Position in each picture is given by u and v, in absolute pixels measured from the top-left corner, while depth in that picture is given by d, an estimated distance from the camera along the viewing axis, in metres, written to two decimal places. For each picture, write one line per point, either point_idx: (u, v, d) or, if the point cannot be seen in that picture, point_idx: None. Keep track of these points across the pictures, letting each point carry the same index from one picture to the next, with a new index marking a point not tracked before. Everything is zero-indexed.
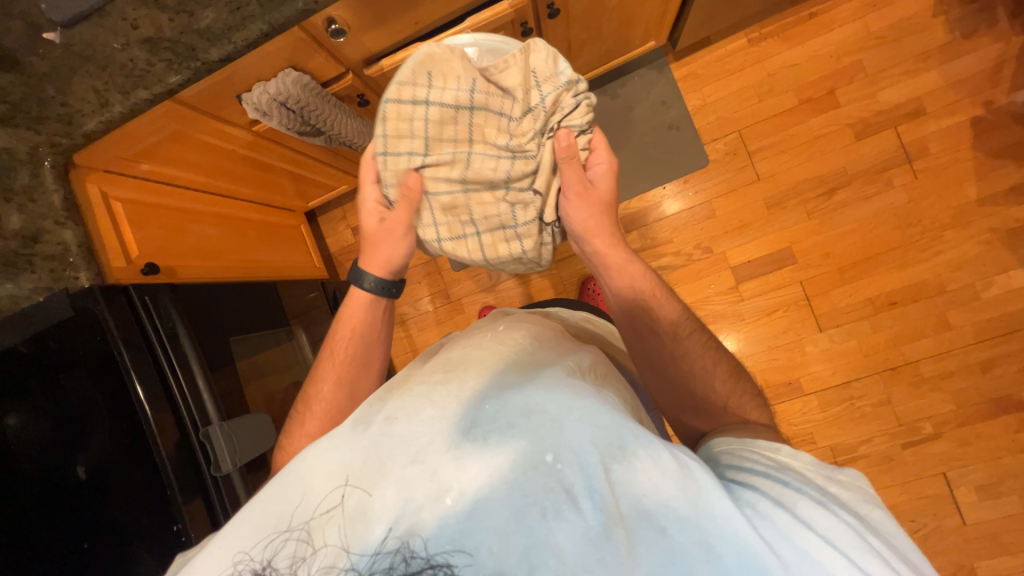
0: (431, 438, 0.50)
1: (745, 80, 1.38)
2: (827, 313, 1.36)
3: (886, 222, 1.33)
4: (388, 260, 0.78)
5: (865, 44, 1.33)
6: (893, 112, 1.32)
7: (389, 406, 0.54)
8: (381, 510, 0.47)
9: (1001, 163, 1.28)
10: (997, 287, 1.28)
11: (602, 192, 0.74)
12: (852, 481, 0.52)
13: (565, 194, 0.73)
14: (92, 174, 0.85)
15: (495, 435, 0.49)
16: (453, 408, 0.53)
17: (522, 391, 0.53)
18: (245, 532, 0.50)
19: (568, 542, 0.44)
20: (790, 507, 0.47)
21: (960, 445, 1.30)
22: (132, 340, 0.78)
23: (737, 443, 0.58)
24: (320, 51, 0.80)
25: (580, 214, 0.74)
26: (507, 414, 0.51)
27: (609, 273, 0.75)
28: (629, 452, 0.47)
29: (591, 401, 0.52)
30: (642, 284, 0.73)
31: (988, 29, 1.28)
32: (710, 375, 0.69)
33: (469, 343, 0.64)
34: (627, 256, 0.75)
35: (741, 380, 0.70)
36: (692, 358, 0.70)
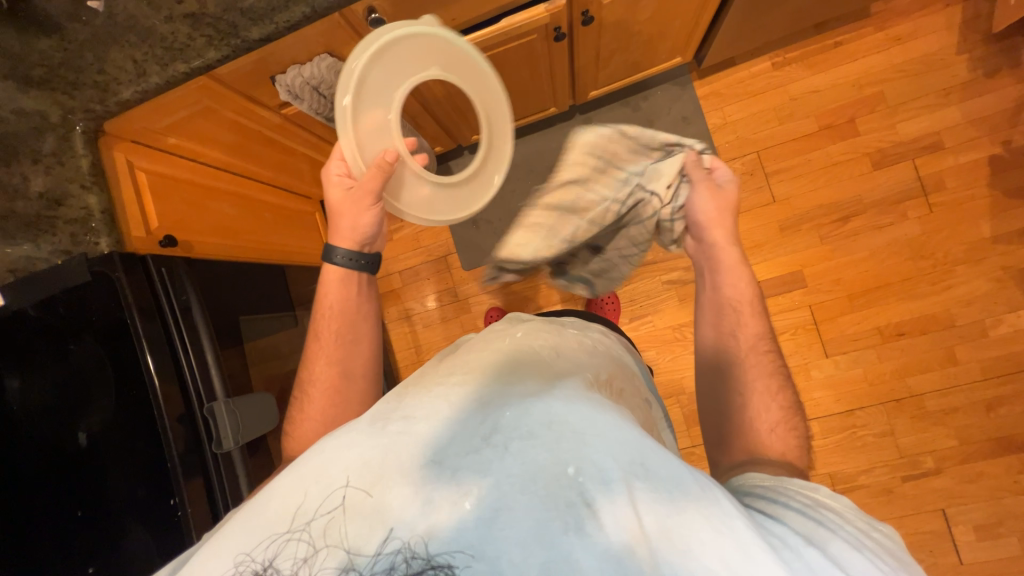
0: (452, 440, 0.50)
1: (766, 103, 1.40)
2: (834, 339, 1.35)
3: (899, 253, 1.33)
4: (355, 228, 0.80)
5: (887, 76, 1.34)
6: (911, 145, 1.33)
7: (407, 406, 0.55)
8: (394, 509, 0.46)
9: (1016, 202, 1.28)
10: (1006, 325, 1.28)
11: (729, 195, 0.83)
12: (884, 534, 0.50)
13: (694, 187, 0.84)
14: (120, 143, 0.86)
15: (516, 442, 0.49)
16: (474, 414, 0.53)
17: (543, 400, 0.53)
18: (246, 530, 0.49)
19: (589, 560, 0.43)
20: (824, 546, 0.46)
21: (961, 482, 1.29)
22: (147, 309, 0.77)
23: (772, 480, 0.56)
24: (356, 39, 0.81)
25: (702, 208, 0.82)
26: (528, 422, 0.50)
27: (720, 268, 0.79)
28: (649, 469, 0.47)
29: (610, 415, 0.52)
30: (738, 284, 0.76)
31: (1010, 70, 1.29)
32: (765, 397, 0.68)
33: (487, 351, 0.64)
34: (739, 258, 0.78)
35: (792, 417, 0.67)
36: (756, 380, 0.69)
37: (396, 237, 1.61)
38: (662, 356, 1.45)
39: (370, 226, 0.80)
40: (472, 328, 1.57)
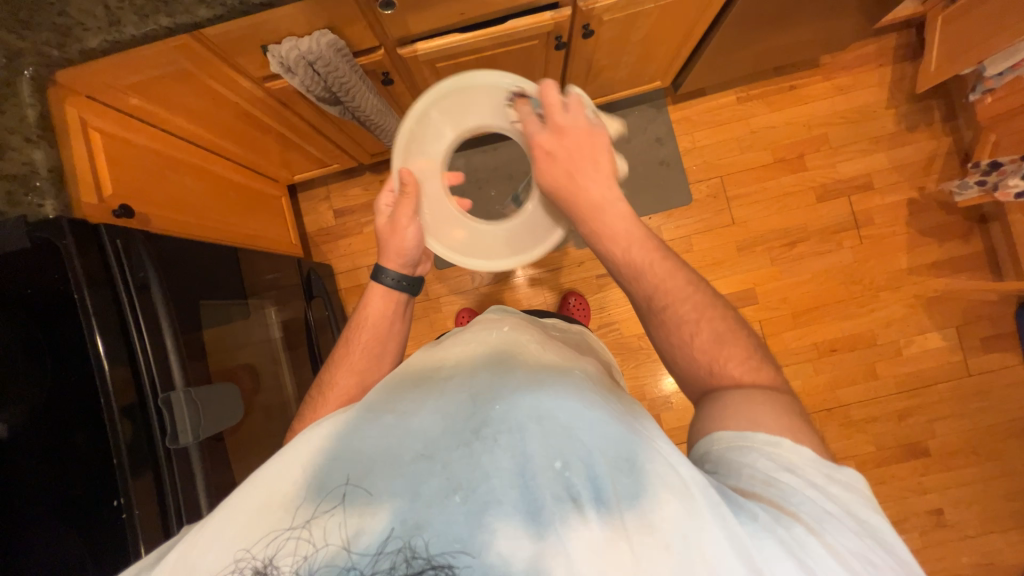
0: (442, 433, 0.49)
1: (730, 133, 1.52)
2: (779, 352, 1.49)
3: (835, 278, 1.49)
4: (399, 250, 0.81)
5: (832, 120, 1.51)
6: (849, 184, 1.50)
7: (395, 404, 0.52)
8: (386, 503, 0.46)
9: (928, 240, 1.48)
10: (916, 345, 1.47)
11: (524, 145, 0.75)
12: (848, 481, 0.50)
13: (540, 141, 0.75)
14: (73, 97, 0.77)
15: (505, 436, 0.48)
16: (459, 406, 0.51)
17: (530, 390, 0.51)
18: (241, 527, 0.47)
19: (576, 550, 0.44)
20: (789, 529, 0.45)
21: (876, 484, 1.46)
22: (98, 286, 0.69)
23: (729, 445, 0.52)
24: (363, 17, 0.78)
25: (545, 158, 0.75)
26: (516, 416, 0.49)
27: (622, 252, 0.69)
28: (634, 463, 0.47)
29: (598, 406, 0.51)
30: (621, 237, 0.69)
31: (927, 126, 1.49)
32: (708, 346, 0.64)
33: (479, 340, 0.62)
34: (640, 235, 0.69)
35: (744, 349, 0.64)
36: (689, 331, 0.65)
37: (367, 230, 1.55)
38: (628, 363, 1.52)
39: (413, 247, 0.82)
40: (442, 328, 1.54)
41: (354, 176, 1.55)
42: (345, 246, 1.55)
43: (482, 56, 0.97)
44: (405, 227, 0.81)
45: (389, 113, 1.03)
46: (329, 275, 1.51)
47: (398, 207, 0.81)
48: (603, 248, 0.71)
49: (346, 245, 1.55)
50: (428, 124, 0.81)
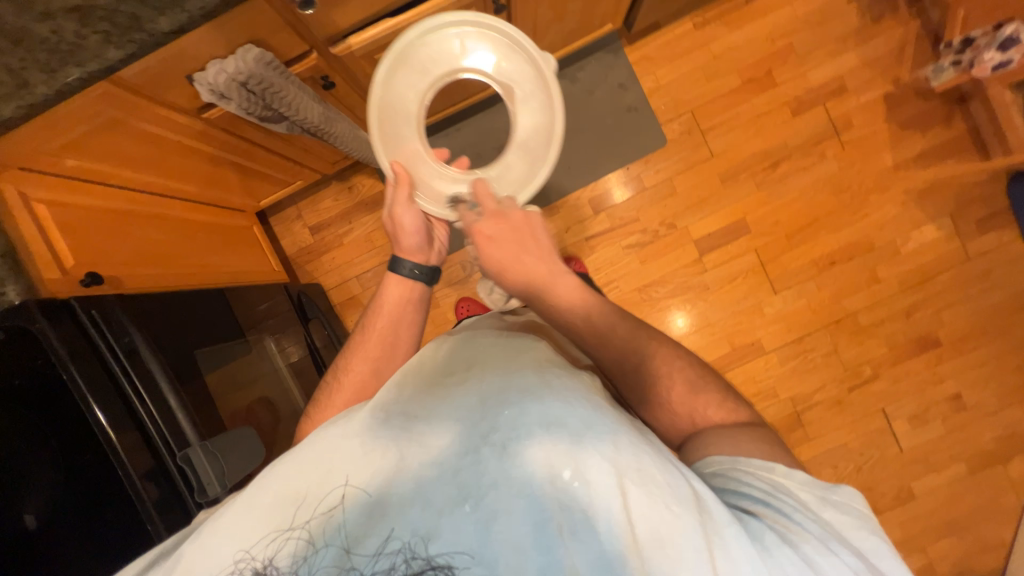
0: (451, 443, 0.49)
1: (693, 63, 1.46)
2: (779, 276, 1.49)
3: (823, 191, 1.47)
4: (406, 233, 0.85)
5: (794, 28, 1.44)
6: (822, 91, 1.45)
7: (405, 405, 0.53)
8: (393, 508, 0.47)
9: (909, 132, 1.45)
10: (913, 241, 1.47)
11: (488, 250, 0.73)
12: (842, 502, 0.54)
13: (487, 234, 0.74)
14: (7, 172, 0.73)
15: (515, 446, 0.47)
16: (468, 411, 0.50)
17: (542, 396, 0.50)
18: (246, 529, 0.48)
19: (581, 560, 0.44)
20: (795, 546, 0.48)
21: (893, 382, 1.49)
22: (85, 361, 0.67)
23: (727, 462, 0.56)
24: (286, 23, 0.72)
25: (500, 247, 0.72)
26: (526, 424, 0.48)
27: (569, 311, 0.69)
28: (647, 475, 0.46)
29: (612, 416, 0.50)
30: (577, 302, 0.69)
31: (893, 13, 1.42)
32: (672, 399, 0.66)
33: (492, 341, 0.62)
34: (576, 286, 0.70)
35: (707, 392, 0.66)
36: (654, 386, 0.66)
37: (347, 241, 1.52)
38: None
39: (416, 228, 0.84)
40: (445, 323, 1.53)
41: (320, 189, 1.51)
42: (329, 260, 1.52)
43: None
44: (404, 211, 0.83)
45: (338, 119, 0.98)
46: (320, 294, 1.48)
47: (394, 194, 0.82)
48: (565, 320, 0.69)
49: (330, 259, 1.52)
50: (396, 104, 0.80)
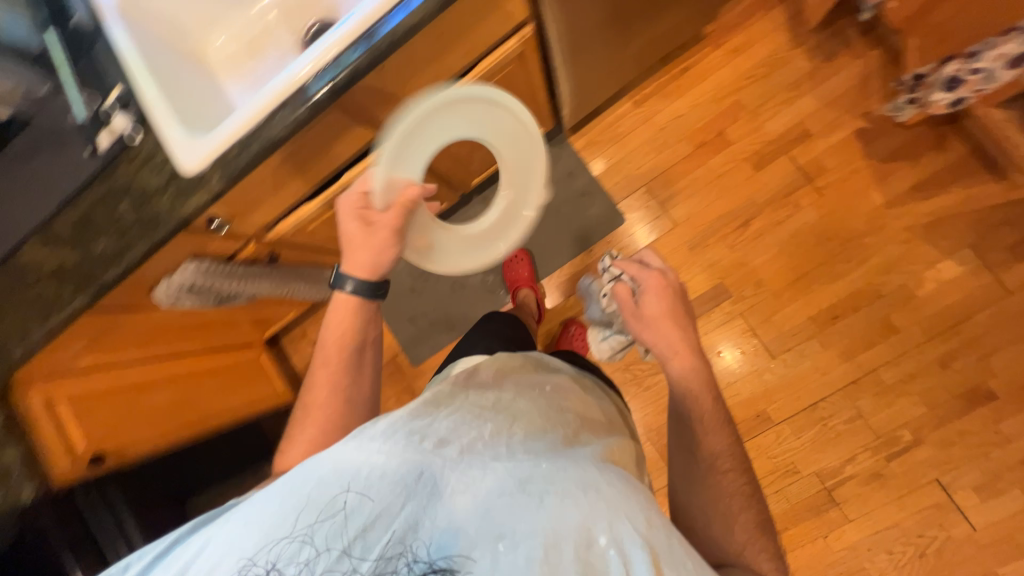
0: (489, 480, 0.52)
1: (639, 138, 1.47)
2: (774, 339, 1.37)
3: (806, 242, 1.36)
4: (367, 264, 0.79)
5: (737, 85, 1.41)
6: (782, 140, 1.37)
7: (442, 426, 0.57)
8: (427, 529, 0.50)
9: (896, 165, 1.31)
10: (930, 282, 1.29)
11: (646, 304, 0.78)
12: None
13: (645, 291, 0.79)
14: (33, 387, 0.90)
15: (552, 497, 0.50)
16: (512, 455, 0.55)
17: (579, 461, 0.55)
18: (254, 531, 0.50)
19: None
20: None
21: (944, 447, 1.27)
22: (76, 543, 0.90)
23: None
24: (212, 236, 0.88)
25: (656, 301, 0.78)
26: (565, 479, 0.52)
27: (684, 387, 0.74)
28: (673, 555, 0.48)
29: (643, 493, 0.54)
30: (702, 391, 0.73)
31: (844, 49, 1.34)
32: (731, 515, 0.67)
33: (531, 396, 0.67)
34: (703, 377, 0.74)
35: (763, 536, 0.67)
36: (718, 493, 0.68)
37: None
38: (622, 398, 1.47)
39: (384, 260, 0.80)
40: None
41: (318, 308, 1.69)
42: None
43: None
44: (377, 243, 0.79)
45: (289, 281, 1.14)
46: None
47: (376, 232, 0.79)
48: (678, 391, 0.74)
49: None
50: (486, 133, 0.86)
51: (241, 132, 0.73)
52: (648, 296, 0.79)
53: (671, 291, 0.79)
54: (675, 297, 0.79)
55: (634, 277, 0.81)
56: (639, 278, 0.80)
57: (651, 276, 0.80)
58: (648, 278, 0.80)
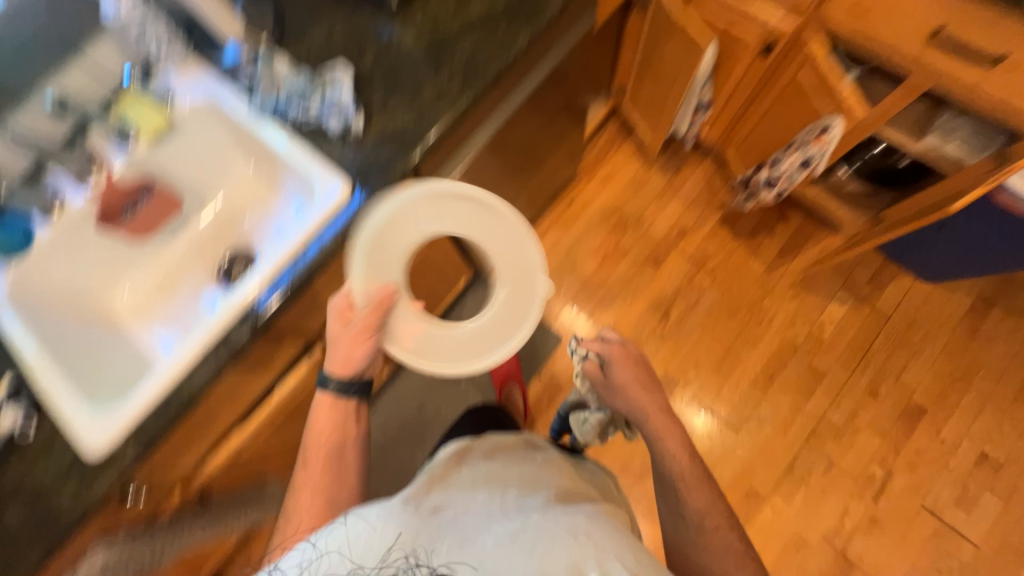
0: (482, 538, 0.59)
1: (552, 264, 1.62)
2: (730, 413, 1.43)
3: (720, 317, 1.52)
4: (348, 362, 0.76)
5: (616, 204, 1.65)
6: (668, 239, 1.60)
7: (437, 498, 0.66)
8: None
9: (762, 237, 1.56)
10: (828, 324, 1.48)
11: (614, 374, 0.87)
12: None
13: (612, 364, 0.88)
14: None
15: (538, 548, 0.56)
16: (503, 516, 0.62)
17: (569, 514, 0.61)
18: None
19: None
20: None
21: (914, 471, 1.34)
22: None
23: None
24: (131, 506, 0.79)
25: (624, 372, 0.87)
26: (552, 534, 0.58)
27: (660, 447, 0.81)
28: None
29: (632, 547, 0.58)
30: (677, 448, 0.80)
31: (686, 161, 1.65)
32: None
33: (534, 467, 0.74)
34: (678, 435, 0.82)
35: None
36: (710, 555, 0.73)
37: None
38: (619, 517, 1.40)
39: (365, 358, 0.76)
40: None
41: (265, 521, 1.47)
42: None
43: (278, 423, 0.95)
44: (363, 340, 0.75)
45: (220, 520, 1.03)
46: None
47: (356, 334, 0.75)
48: (657, 451, 0.81)
49: None
50: (532, 243, 0.84)
51: (139, 412, 0.68)
52: (617, 368, 0.87)
53: (635, 360, 0.88)
54: (636, 366, 0.88)
55: (598, 351, 0.90)
56: (605, 350, 0.89)
57: (615, 348, 0.89)
58: (612, 351, 0.89)
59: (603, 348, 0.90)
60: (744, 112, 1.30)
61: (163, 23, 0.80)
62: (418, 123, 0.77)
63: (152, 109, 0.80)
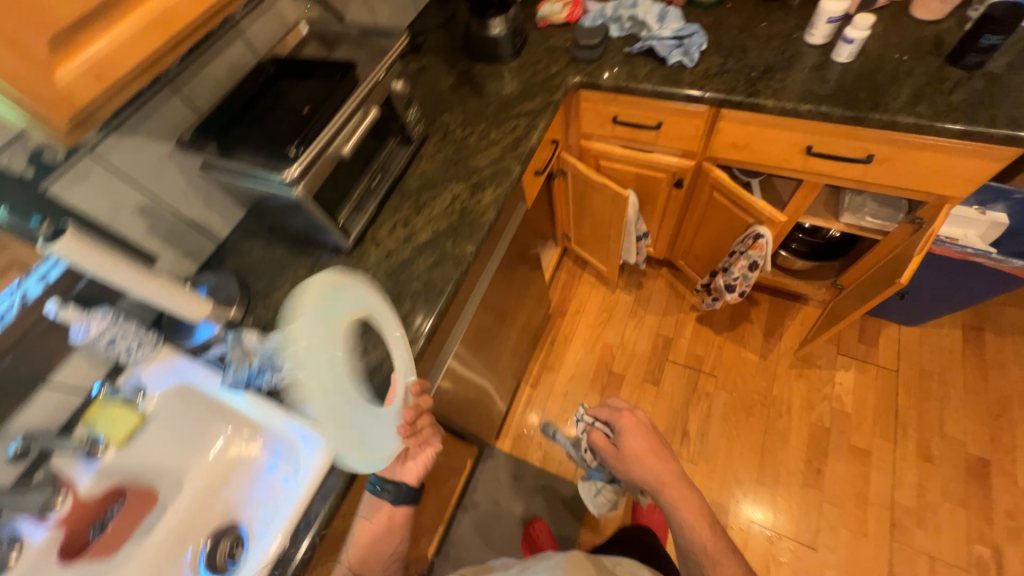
0: None
1: (554, 411, 1.57)
2: (798, 528, 1.29)
3: (739, 419, 1.45)
4: (408, 459, 0.74)
5: (596, 333, 1.67)
6: (656, 352, 1.60)
7: None
8: None
9: (742, 326, 1.59)
10: (846, 396, 1.43)
11: (629, 445, 0.91)
12: None
13: (625, 436, 0.92)
14: None
15: None
16: None
17: None
18: None
19: None
20: None
21: (1018, 538, 1.21)
22: None
23: None
24: None
25: (637, 442, 0.90)
26: None
27: (680, 518, 0.84)
28: None
29: None
30: (698, 518, 0.83)
31: (645, 276, 1.74)
32: None
33: None
34: (698, 504, 0.85)
35: None
36: None
37: None
38: None
39: None
40: None
41: None
42: None
43: None
44: None
45: None
46: None
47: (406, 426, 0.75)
48: (677, 522, 0.84)
49: None
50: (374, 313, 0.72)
51: None
52: (631, 439, 0.91)
53: (647, 431, 0.92)
54: (648, 437, 0.92)
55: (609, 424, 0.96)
56: (620, 420, 0.94)
57: (628, 418, 0.93)
58: (625, 422, 0.93)
59: (614, 420, 0.95)
60: (679, 229, 1.43)
61: (134, 325, 0.82)
62: None
63: (123, 411, 0.79)
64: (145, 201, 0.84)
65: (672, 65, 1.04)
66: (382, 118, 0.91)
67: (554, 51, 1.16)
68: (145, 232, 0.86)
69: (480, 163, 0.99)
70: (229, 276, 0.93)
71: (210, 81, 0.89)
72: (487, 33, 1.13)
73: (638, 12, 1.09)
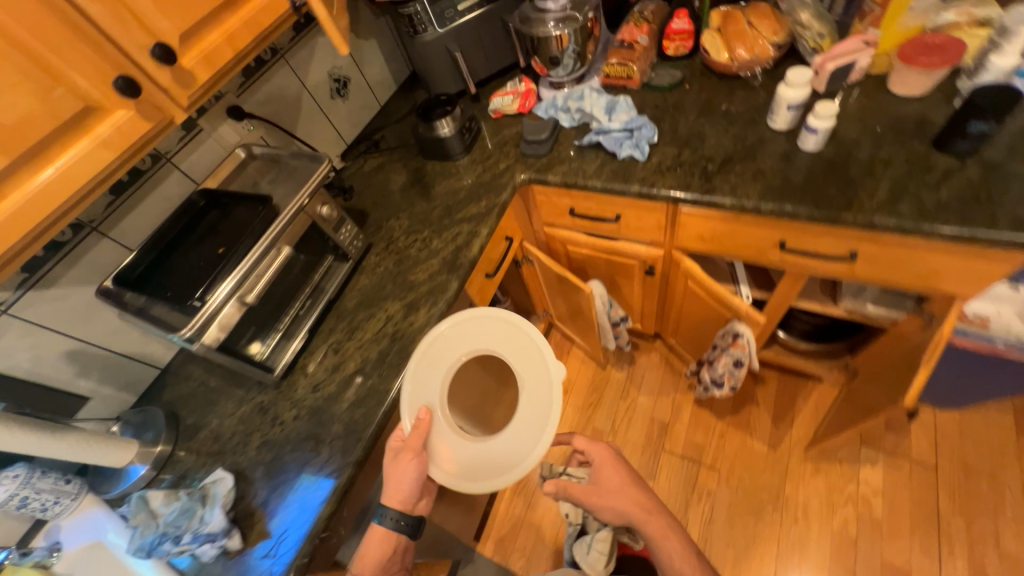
0: None
1: (539, 509, 1.43)
2: None
3: (748, 524, 1.27)
4: (398, 494, 0.73)
5: (585, 417, 1.54)
6: (651, 440, 1.45)
7: None
8: None
9: (747, 409, 1.43)
10: (874, 498, 1.23)
11: (603, 479, 0.82)
12: None
13: (598, 466, 0.83)
14: None
15: None
16: None
17: None
18: None
19: None
20: None
21: None
22: None
23: None
24: None
25: (612, 476, 0.82)
26: None
27: (665, 556, 0.77)
28: None
29: None
30: (685, 558, 0.77)
31: (637, 350, 1.61)
32: None
33: None
34: (685, 543, 0.78)
35: None
36: None
37: None
38: None
39: (412, 484, 0.72)
40: None
41: None
42: None
43: None
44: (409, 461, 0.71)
45: None
46: None
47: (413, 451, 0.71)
48: (661, 558, 0.77)
49: None
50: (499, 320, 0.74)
51: None
52: (608, 471, 0.83)
53: (623, 467, 0.83)
54: (623, 470, 0.83)
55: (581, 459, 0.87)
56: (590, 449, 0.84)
57: (600, 450, 0.84)
58: (597, 457, 0.84)
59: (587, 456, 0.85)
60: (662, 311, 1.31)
61: (52, 478, 0.78)
62: (302, 515, 0.72)
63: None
64: (73, 346, 0.83)
65: (623, 158, 0.97)
66: (308, 245, 0.87)
67: (505, 145, 1.11)
68: (74, 375, 0.84)
69: (418, 278, 0.94)
70: (159, 410, 0.90)
71: (146, 218, 0.89)
72: (434, 134, 1.09)
73: (586, 104, 1.03)
